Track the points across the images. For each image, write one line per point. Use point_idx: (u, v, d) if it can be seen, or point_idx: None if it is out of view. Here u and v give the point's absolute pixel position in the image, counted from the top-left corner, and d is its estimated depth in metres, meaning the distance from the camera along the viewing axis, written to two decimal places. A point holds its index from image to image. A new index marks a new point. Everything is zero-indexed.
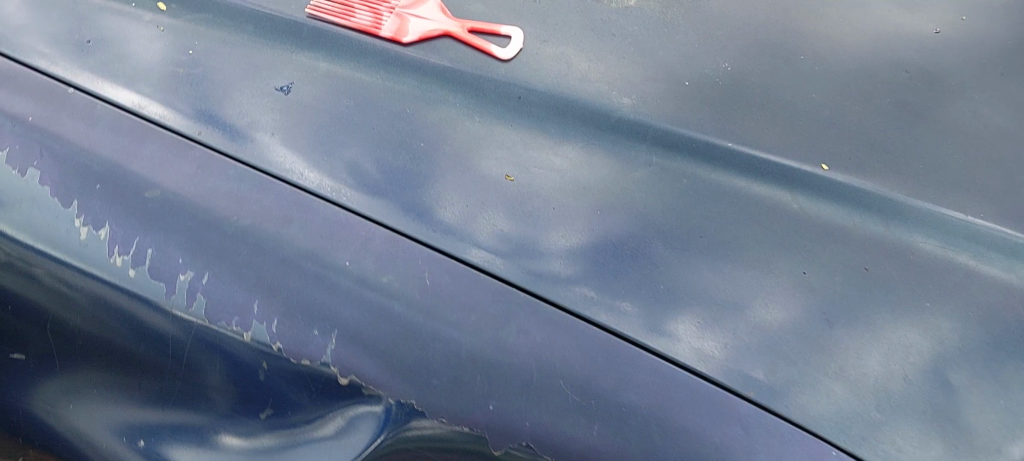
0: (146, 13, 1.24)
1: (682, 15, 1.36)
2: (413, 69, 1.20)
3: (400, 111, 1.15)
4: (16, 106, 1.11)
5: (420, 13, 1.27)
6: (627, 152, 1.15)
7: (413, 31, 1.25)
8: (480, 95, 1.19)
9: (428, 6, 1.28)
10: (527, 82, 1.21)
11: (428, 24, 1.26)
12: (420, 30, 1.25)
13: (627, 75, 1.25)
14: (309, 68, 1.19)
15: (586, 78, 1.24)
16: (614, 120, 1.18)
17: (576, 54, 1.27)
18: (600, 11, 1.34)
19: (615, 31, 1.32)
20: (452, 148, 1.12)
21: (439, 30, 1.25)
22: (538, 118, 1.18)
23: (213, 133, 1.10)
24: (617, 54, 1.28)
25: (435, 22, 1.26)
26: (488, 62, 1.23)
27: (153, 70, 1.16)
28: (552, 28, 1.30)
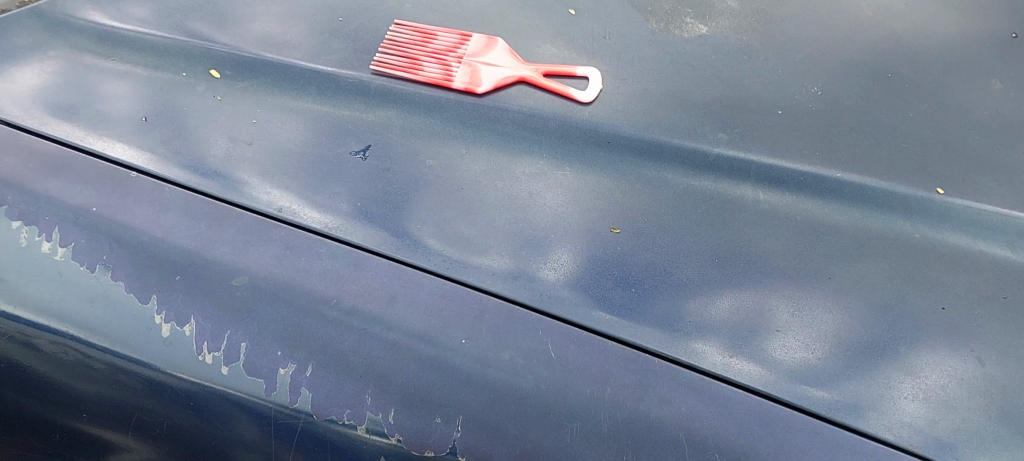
0: (199, 83, 1.15)
1: (757, 41, 1.29)
2: (492, 122, 1.13)
3: (486, 168, 1.09)
4: (75, 195, 1.01)
5: (490, 59, 1.20)
6: (734, 192, 1.09)
7: (486, 79, 1.17)
8: (569, 144, 1.12)
9: (498, 51, 1.21)
10: (614, 125, 1.13)
11: (501, 72, 1.18)
12: (494, 78, 1.17)
13: (714, 110, 1.18)
14: (386, 129, 1.12)
15: (673, 114, 1.16)
16: (712, 159, 1.11)
17: (657, 90, 1.19)
18: (673, 42, 1.27)
19: (693, 63, 1.24)
20: (550, 204, 1.05)
21: (513, 77, 1.18)
22: (632, 159, 1.10)
23: (295, 209, 1.02)
24: (699, 87, 1.21)
25: (508, 69, 1.19)
26: (569, 106, 1.16)
27: (217, 145, 1.08)
28: (627, 65, 1.22)
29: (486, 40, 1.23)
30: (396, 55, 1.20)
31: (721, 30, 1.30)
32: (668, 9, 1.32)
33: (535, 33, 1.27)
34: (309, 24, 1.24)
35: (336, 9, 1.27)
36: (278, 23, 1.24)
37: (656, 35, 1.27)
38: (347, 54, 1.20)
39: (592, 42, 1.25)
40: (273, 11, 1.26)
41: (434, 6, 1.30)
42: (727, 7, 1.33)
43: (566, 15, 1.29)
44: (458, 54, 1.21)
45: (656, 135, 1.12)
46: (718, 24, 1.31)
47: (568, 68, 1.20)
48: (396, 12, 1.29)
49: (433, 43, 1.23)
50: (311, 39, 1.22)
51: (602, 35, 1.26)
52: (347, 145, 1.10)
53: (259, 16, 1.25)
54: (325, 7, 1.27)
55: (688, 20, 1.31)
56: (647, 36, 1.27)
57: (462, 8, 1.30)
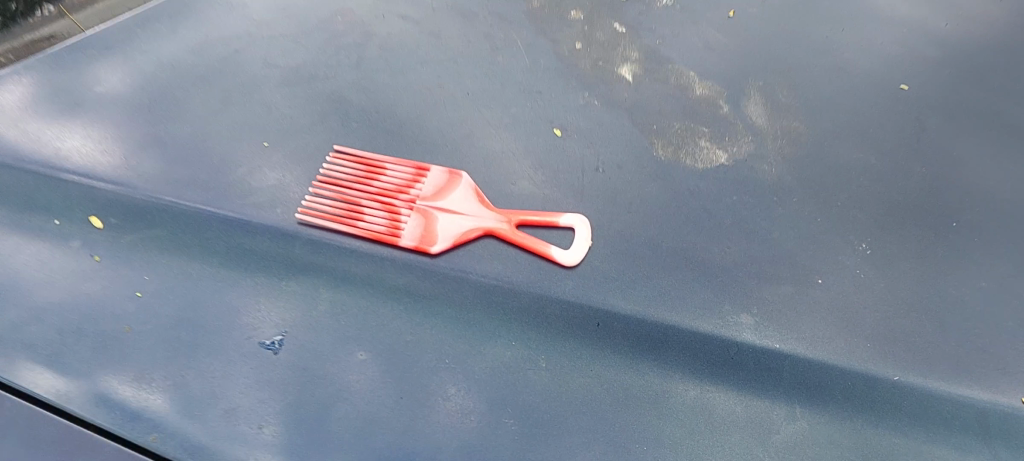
0: (74, 236, 0.91)
1: (790, 172, 1.02)
2: (449, 297, 0.88)
3: (435, 365, 0.83)
4: None
5: (449, 206, 0.93)
6: (759, 403, 0.83)
7: (444, 235, 0.91)
8: (546, 328, 0.86)
9: (460, 194, 0.95)
10: (608, 304, 0.87)
11: (463, 223, 0.92)
12: (454, 233, 0.91)
13: (736, 278, 0.91)
14: (308, 308, 0.87)
15: (685, 285, 0.90)
16: (732, 356, 0.85)
17: (663, 248, 0.93)
18: (682, 177, 1.00)
19: (709, 207, 0.97)
20: (519, 424, 0.80)
21: (479, 231, 0.91)
22: (627, 354, 0.84)
23: (177, 436, 0.77)
24: (717, 244, 0.93)
25: (473, 219, 0.92)
26: (546, 271, 0.90)
27: (85, 335, 0.84)
28: (625, 210, 0.96)
29: (446, 176, 0.97)
30: (331, 199, 0.94)
31: (745, 157, 1.04)
32: (677, 129, 1.06)
33: (511, 162, 1.01)
34: (225, 150, 0.99)
35: (262, 127, 1.02)
36: (186, 148, 0.99)
37: (663, 166, 1.01)
38: (268, 197, 0.95)
39: (581, 176, 0.99)
40: (183, 131, 1.01)
41: (385, 120, 1.04)
42: (751, 127, 1.07)
43: (550, 138, 1.04)
44: (409, 196, 0.94)
45: (660, 320, 0.86)
46: (739, 149, 1.04)
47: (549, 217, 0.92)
48: (336, 127, 1.02)
49: (378, 176, 0.96)
50: (225, 172, 0.97)
51: (595, 167, 1.00)
52: (257, 329, 0.85)
53: (164, 138, 1.00)
54: (249, 124, 1.02)
55: (702, 143, 1.05)
56: (651, 168, 1.01)
57: (420, 124, 1.04)
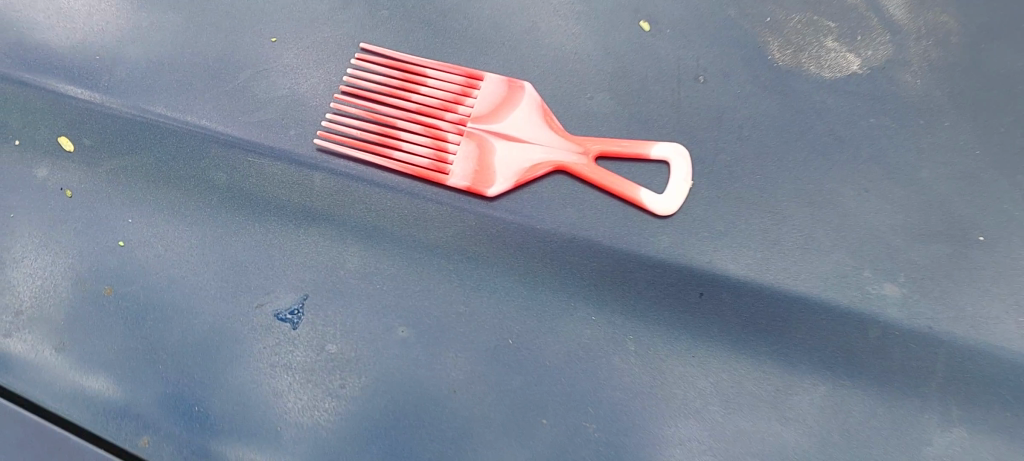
0: (39, 164, 0.72)
1: (939, 85, 0.80)
2: (510, 253, 0.70)
3: (496, 348, 0.66)
4: None
5: (509, 130, 0.73)
6: (906, 404, 0.65)
7: (503, 173, 0.71)
8: (635, 300, 0.68)
9: (523, 113, 0.74)
10: (715, 269, 0.69)
11: (528, 155, 0.72)
12: (516, 169, 0.71)
13: (876, 233, 0.71)
14: (333, 268, 0.68)
15: (812, 243, 0.70)
16: (873, 341, 0.67)
17: (783, 190, 0.73)
18: (804, 90, 0.79)
19: (840, 133, 0.76)
20: (603, 430, 0.63)
21: (548, 166, 0.72)
22: (738, 336, 0.67)
23: (175, 440, 0.61)
24: (851, 186, 0.73)
25: (540, 150, 0.72)
26: (633, 222, 0.71)
27: (55, 299, 0.67)
28: (734, 137, 0.75)
29: (504, 87, 0.75)
30: (359, 117, 0.74)
31: (882, 63, 0.81)
32: (797, 22, 0.83)
33: (586, 67, 0.79)
34: (224, 48, 0.78)
35: (268, 15, 0.80)
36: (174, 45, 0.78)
37: (780, 75, 0.79)
38: (279, 113, 0.75)
39: (677, 88, 0.78)
40: (169, 20, 0.80)
41: (424, 7, 0.81)
42: (890, 21, 0.84)
43: (636, 33, 0.81)
44: (458, 114, 0.74)
45: (781, 291, 0.68)
46: (875, 52, 0.82)
47: (636, 149, 0.72)
48: (361, 18, 0.80)
49: (418, 85, 0.75)
50: (224, 79, 0.77)
51: (694, 75, 0.79)
52: (268, 294, 0.67)
53: (146, 31, 0.79)
54: (252, 12, 0.80)
55: (829, 44, 0.82)
56: (764, 78, 0.79)
57: (469, 13, 0.81)
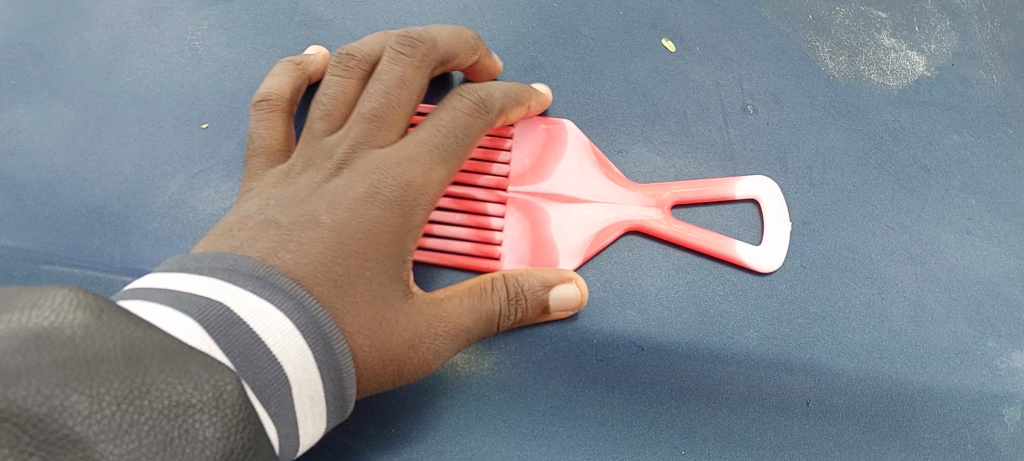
0: None
1: (1018, 79, 0.67)
2: (563, 381, 0.55)
3: None
4: None
5: (560, 189, 0.58)
6: None
7: (568, 245, 0.57)
8: (729, 422, 0.54)
9: (572, 164, 0.59)
10: (821, 366, 0.56)
11: (592, 217, 0.58)
12: (582, 237, 0.57)
13: (990, 288, 0.59)
14: (344, 440, 0.53)
15: (923, 311, 0.58)
16: (1013, 429, 0.55)
17: (875, 247, 0.60)
18: (870, 108, 0.65)
19: (923, 161, 0.63)
20: None
21: (620, 228, 0.58)
22: (858, 448, 0.54)
23: None
24: (949, 230, 0.61)
25: (604, 209, 0.58)
26: (710, 314, 0.57)
27: None
28: (804, 183, 0.62)
29: (540, 130, 0.60)
30: None
31: (950, 59, 0.68)
32: (843, 17, 0.68)
33: (612, 112, 0.63)
34: (143, 145, 0.60)
35: (194, 91, 0.61)
36: (75, 148, 0.59)
37: (839, 93, 0.65)
38: None
39: (724, 126, 0.63)
40: (62, 113, 0.60)
41: None
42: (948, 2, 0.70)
43: (661, 57, 0.65)
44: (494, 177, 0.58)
45: (902, 384, 0.56)
46: (939, 46, 0.68)
47: (717, 191, 0.59)
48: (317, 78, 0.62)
49: None
50: (148, 189, 0.58)
51: (741, 105, 0.64)
52: None
53: (31, 134, 0.60)
54: (170, 88, 0.61)
55: (885, 41, 0.68)
56: (823, 96, 0.65)
57: None
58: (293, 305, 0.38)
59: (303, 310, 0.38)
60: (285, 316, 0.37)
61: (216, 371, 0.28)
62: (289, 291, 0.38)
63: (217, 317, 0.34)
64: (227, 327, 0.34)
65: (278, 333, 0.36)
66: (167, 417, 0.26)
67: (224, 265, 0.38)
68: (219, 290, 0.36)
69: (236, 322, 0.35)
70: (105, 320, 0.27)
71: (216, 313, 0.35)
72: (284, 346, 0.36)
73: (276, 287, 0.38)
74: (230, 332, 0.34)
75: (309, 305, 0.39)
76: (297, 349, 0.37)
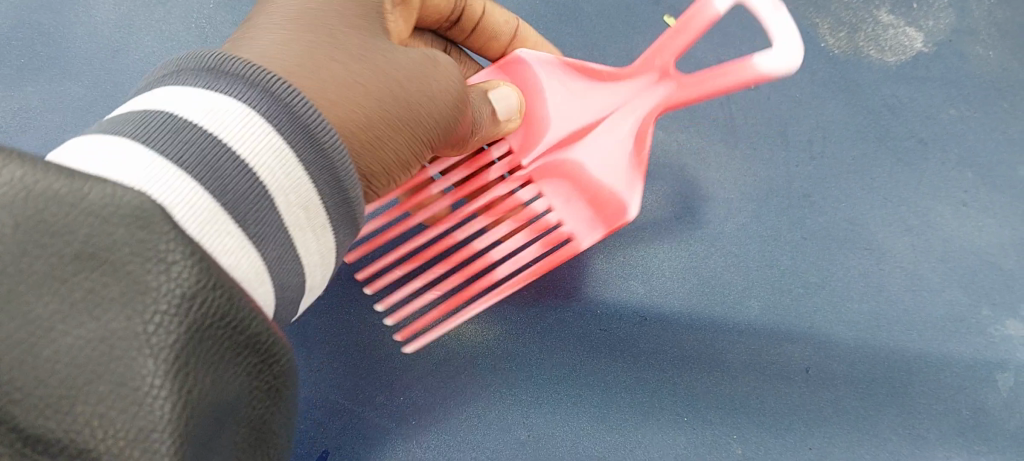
0: None
1: (1015, 54, 0.68)
2: (568, 349, 0.56)
3: None
4: None
5: (562, 117, 0.53)
6: None
7: (619, 170, 0.52)
8: (731, 389, 0.56)
9: (558, 94, 0.53)
10: (820, 335, 0.57)
11: (617, 125, 0.52)
12: (625, 155, 0.52)
13: (985, 259, 0.60)
14: (355, 407, 0.54)
15: (920, 281, 0.59)
16: (1007, 394, 0.56)
17: (874, 218, 0.61)
18: (869, 82, 0.66)
19: (920, 134, 0.64)
20: None
21: (651, 122, 0.52)
22: (855, 413, 0.56)
23: None
24: (945, 202, 0.62)
25: (623, 108, 0.52)
26: (713, 283, 0.58)
27: None
28: (804, 156, 0.63)
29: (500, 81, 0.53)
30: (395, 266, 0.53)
31: (948, 35, 0.69)
32: None
33: None
34: None
35: None
36: (84, 124, 0.60)
37: (838, 68, 0.66)
38: None
39: (726, 100, 0.64)
40: (72, 90, 0.61)
41: None
42: None
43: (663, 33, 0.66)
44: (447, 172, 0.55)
45: (898, 351, 0.57)
46: (937, 22, 0.69)
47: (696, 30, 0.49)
48: None
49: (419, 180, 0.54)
50: None
51: None
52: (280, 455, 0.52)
53: (41, 110, 0.61)
54: None
55: (884, 18, 0.69)
56: (823, 71, 0.66)
57: None
58: (258, 94, 0.33)
59: (274, 98, 0.33)
60: (251, 109, 0.32)
61: (137, 217, 0.24)
62: (253, 79, 0.33)
63: (161, 127, 0.30)
64: (176, 138, 0.30)
65: (243, 132, 0.32)
66: (71, 288, 0.23)
67: (171, 72, 0.33)
68: (170, 100, 0.32)
69: (187, 127, 0.31)
70: (24, 163, 0.23)
71: (159, 125, 0.31)
72: (253, 150, 0.32)
73: (231, 77, 0.33)
74: (179, 142, 0.30)
75: (280, 89, 0.33)
76: (271, 149, 0.32)
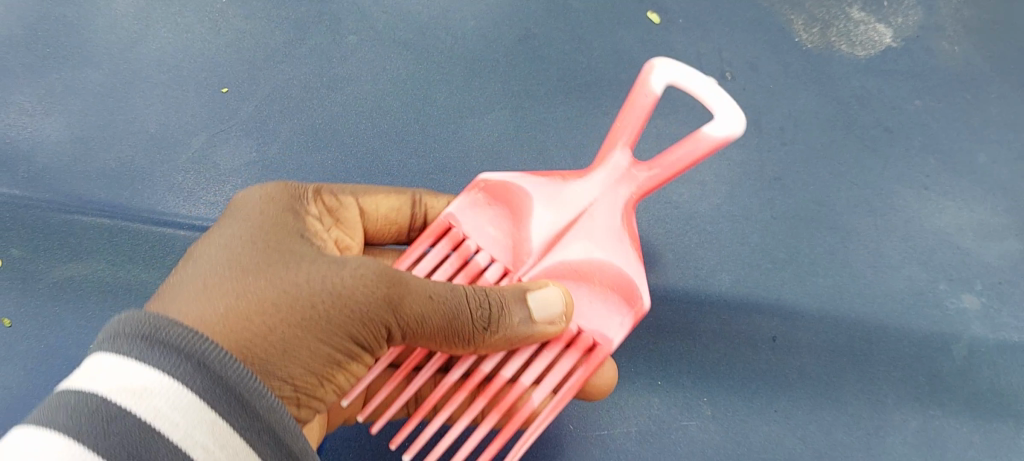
0: None
1: (978, 51, 0.72)
2: None
3: (556, 438, 0.57)
4: None
5: (538, 238, 0.47)
6: (1002, 428, 0.59)
7: (597, 245, 0.47)
8: (702, 355, 0.60)
9: (543, 219, 0.47)
10: (787, 306, 0.61)
11: (589, 216, 0.47)
12: (612, 235, 0.47)
13: (944, 239, 0.64)
14: None
15: (882, 258, 0.63)
16: (960, 362, 0.61)
17: (840, 200, 0.65)
18: (840, 74, 0.70)
19: (887, 123, 0.68)
20: None
21: (626, 212, 0.48)
22: (820, 379, 0.60)
23: None
24: (908, 186, 0.66)
25: (583, 187, 0.48)
26: (687, 257, 0.62)
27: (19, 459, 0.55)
28: (777, 142, 0.67)
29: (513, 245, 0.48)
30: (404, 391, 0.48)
31: (915, 31, 0.73)
32: None
33: (600, 77, 0.69)
34: (168, 106, 0.65)
35: (214, 58, 0.67)
36: (106, 110, 0.65)
37: (810, 60, 0.71)
38: (252, 182, 0.63)
39: None
40: (93, 77, 0.66)
41: (399, 26, 0.69)
42: None
43: (646, 28, 0.71)
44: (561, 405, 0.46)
45: (859, 322, 0.61)
46: (905, 19, 0.73)
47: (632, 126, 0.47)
48: (328, 48, 0.68)
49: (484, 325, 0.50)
50: (173, 145, 0.64)
51: (720, 71, 0.69)
52: None
53: (65, 96, 0.65)
54: (192, 56, 0.67)
55: (856, 15, 0.73)
56: (796, 64, 0.71)
57: (455, 28, 0.70)
58: (192, 366, 0.34)
59: (208, 373, 0.34)
60: (178, 383, 0.34)
61: None
62: (184, 348, 0.34)
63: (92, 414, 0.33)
64: (105, 426, 0.32)
65: (174, 412, 0.33)
66: None
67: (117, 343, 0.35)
68: (101, 369, 0.34)
69: (117, 416, 0.33)
70: None
71: (91, 409, 0.33)
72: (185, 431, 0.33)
73: (168, 348, 0.34)
74: (110, 434, 0.32)
75: (213, 358, 0.35)
76: (205, 428, 0.33)
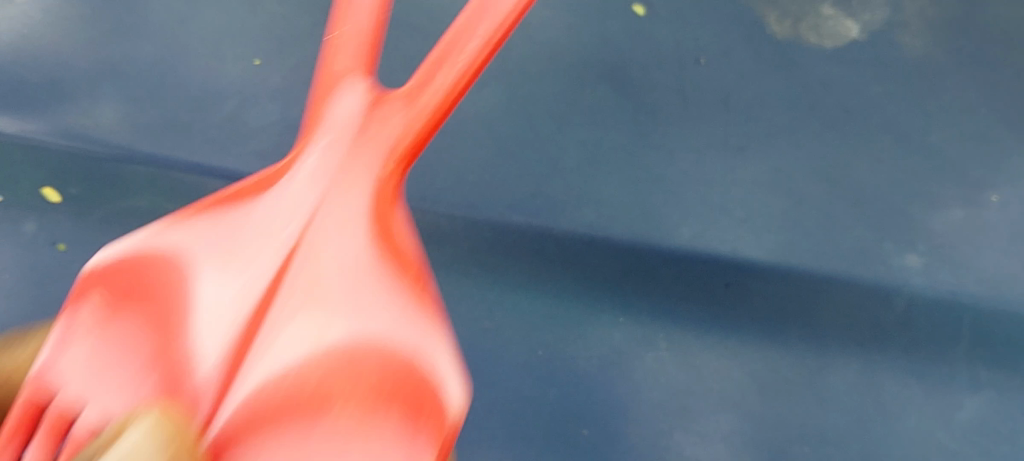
0: (27, 218, 0.71)
1: (940, 45, 0.78)
2: (527, 262, 0.69)
3: (528, 363, 0.65)
4: None
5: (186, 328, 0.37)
6: (932, 373, 0.66)
7: (302, 339, 0.37)
8: (660, 296, 0.68)
9: (207, 286, 0.39)
10: (742, 258, 0.68)
11: (320, 244, 0.40)
12: (348, 271, 0.40)
13: (892, 204, 0.70)
14: None
15: (833, 220, 0.70)
16: (898, 313, 0.67)
17: (797, 170, 0.72)
18: (807, 60, 0.77)
19: (848, 104, 0.75)
20: (642, 435, 0.63)
21: (371, 212, 0.42)
22: (765, 322, 0.67)
23: None
24: (863, 159, 0.72)
25: (292, 201, 0.41)
26: (653, 213, 0.69)
27: None
28: (742, 118, 0.74)
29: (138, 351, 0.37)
30: None
31: (881, 26, 0.79)
32: None
33: (586, 57, 0.76)
34: (205, 75, 0.75)
35: (248, 36, 0.77)
36: (152, 76, 0.75)
37: (781, 49, 0.78)
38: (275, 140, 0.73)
39: (679, 72, 0.76)
40: (142, 47, 0.76)
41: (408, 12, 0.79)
42: None
43: (632, 18, 0.78)
44: None
45: (808, 273, 0.67)
46: (872, 15, 0.80)
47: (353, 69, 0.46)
48: None
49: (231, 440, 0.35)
50: (209, 106, 0.74)
51: (695, 57, 0.77)
52: None
53: (116, 61, 0.75)
54: (229, 34, 0.77)
55: (826, 11, 0.80)
56: (766, 51, 0.78)
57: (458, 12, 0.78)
58: None
59: None
60: None
61: None
62: None
63: None
64: None
65: None
66: None
67: None
68: None
69: None
70: None
71: None
72: None
73: None
74: None
75: None
76: None
